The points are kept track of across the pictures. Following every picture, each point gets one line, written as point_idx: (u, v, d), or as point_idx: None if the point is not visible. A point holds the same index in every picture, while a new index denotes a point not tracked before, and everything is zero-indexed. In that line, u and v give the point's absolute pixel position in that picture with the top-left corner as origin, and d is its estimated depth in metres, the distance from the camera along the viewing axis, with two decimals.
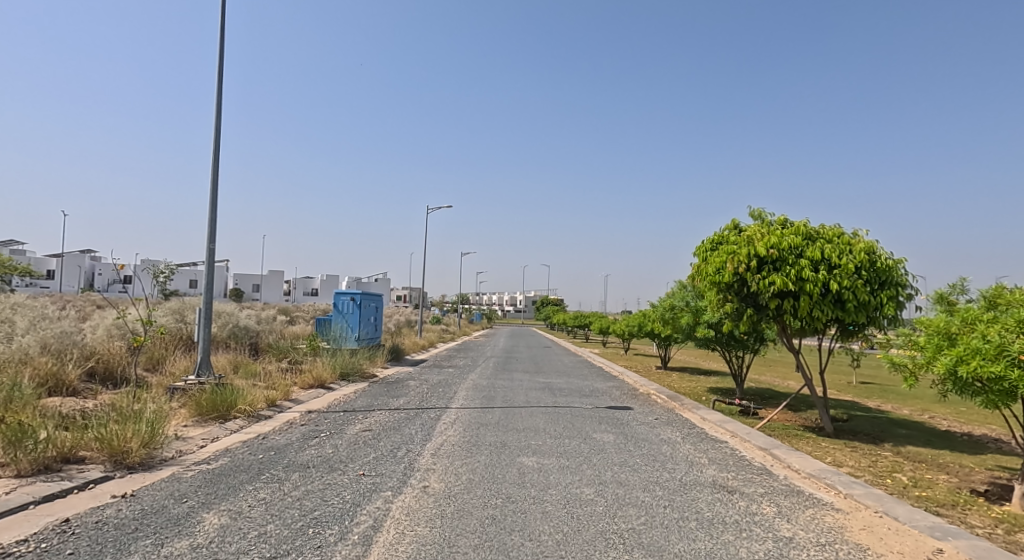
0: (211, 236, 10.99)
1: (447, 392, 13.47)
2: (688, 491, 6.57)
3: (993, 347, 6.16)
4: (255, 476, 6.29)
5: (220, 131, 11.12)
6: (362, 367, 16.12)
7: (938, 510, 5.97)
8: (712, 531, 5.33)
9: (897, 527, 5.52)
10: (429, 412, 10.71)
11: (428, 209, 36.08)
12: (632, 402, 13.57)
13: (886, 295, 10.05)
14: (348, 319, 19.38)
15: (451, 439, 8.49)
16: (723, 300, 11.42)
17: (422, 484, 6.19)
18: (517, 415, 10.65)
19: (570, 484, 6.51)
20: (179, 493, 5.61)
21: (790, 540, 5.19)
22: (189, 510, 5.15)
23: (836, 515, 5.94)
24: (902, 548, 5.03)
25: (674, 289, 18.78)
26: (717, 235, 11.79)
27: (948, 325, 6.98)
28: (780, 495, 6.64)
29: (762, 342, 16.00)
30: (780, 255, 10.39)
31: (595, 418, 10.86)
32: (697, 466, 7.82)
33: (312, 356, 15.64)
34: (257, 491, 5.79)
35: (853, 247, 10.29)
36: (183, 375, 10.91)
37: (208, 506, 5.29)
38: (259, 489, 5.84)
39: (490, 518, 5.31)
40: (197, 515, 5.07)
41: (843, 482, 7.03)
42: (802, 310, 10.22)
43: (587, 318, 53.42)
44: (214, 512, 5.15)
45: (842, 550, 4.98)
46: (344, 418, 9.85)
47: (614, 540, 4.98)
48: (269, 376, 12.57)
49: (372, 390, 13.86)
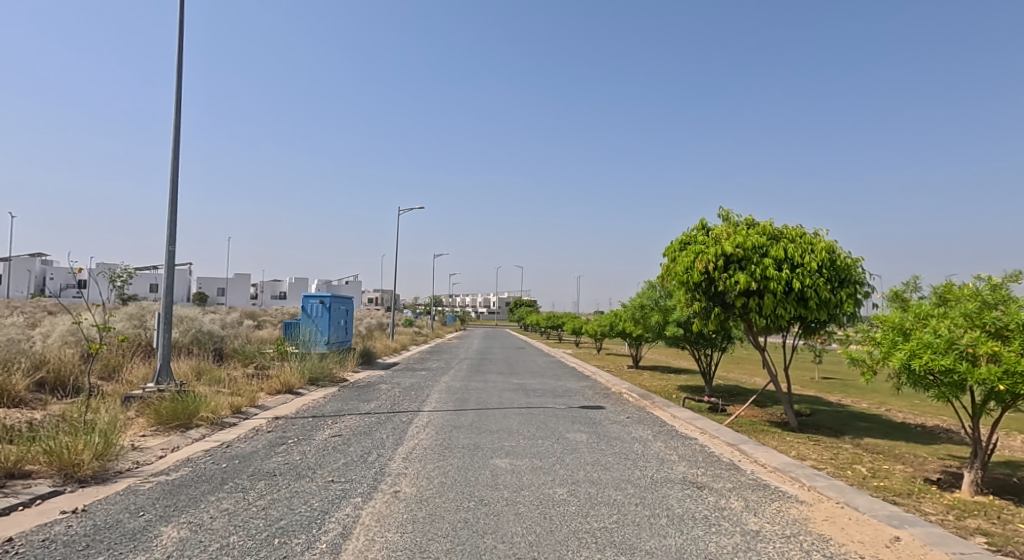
0: (170, 236, 10.81)
1: (420, 395, 13.47)
2: (659, 488, 6.71)
3: (942, 341, 6.37)
4: (217, 486, 6.22)
5: (179, 130, 10.93)
6: (331, 370, 16.03)
7: (895, 498, 6.21)
8: (683, 526, 5.48)
9: (858, 516, 5.74)
10: (401, 416, 10.69)
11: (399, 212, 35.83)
12: (604, 401, 13.72)
13: (845, 293, 10.41)
14: (316, 321, 19.29)
15: (423, 442, 8.53)
16: (691, 298, 11.61)
17: (393, 489, 6.22)
18: (490, 417, 10.73)
19: (544, 485, 6.59)
20: (135, 507, 5.53)
21: (757, 533, 5.35)
22: (147, 524, 5.09)
23: (800, 507, 6.14)
24: (862, 537, 5.23)
25: (643, 288, 19.10)
26: (686, 235, 12.05)
27: (902, 320, 7.17)
28: (747, 489, 6.83)
29: (729, 340, 16.33)
30: (746, 254, 10.66)
31: (568, 418, 10.99)
32: (669, 463, 7.98)
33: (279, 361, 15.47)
34: (219, 501, 5.74)
35: (815, 246, 10.63)
36: (139, 384, 10.70)
37: (166, 519, 5.23)
38: (221, 499, 5.79)
39: (463, 521, 5.36)
40: (155, 528, 5.01)
41: (807, 475, 7.27)
42: (767, 308, 10.48)
43: (559, 318, 53.95)
44: (172, 525, 5.10)
45: (806, 541, 5.17)
46: (313, 424, 9.78)
47: (587, 539, 5.08)
48: (234, 382, 12.41)
49: (342, 394, 13.85)
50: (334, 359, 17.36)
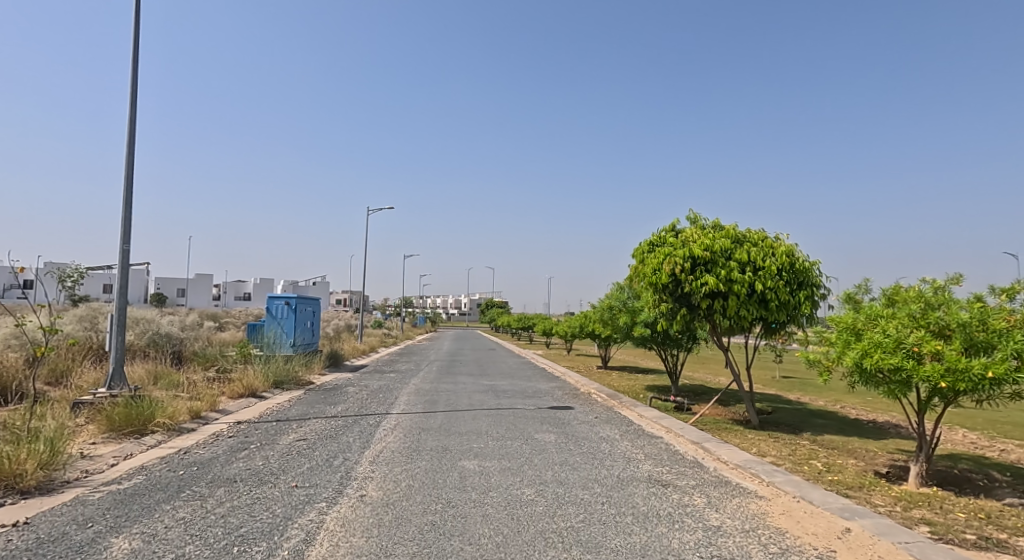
0: (125, 234, 10.62)
1: (388, 398, 13.46)
2: (625, 487, 6.88)
3: (891, 341, 6.68)
4: (173, 494, 6.18)
5: (134, 124, 10.74)
6: (296, 373, 15.90)
7: (847, 491, 6.49)
8: (647, 524, 5.65)
9: (812, 510, 5.99)
10: (368, 419, 10.69)
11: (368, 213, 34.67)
12: (573, 402, 13.91)
13: (803, 295, 10.80)
14: (282, 323, 19.10)
15: (390, 445, 8.58)
16: (658, 299, 11.87)
17: (359, 493, 6.26)
18: (459, 418, 10.80)
19: (512, 486, 6.70)
20: (83, 518, 5.47)
21: (718, 528, 5.55)
22: (96, 536, 5.04)
23: (759, 502, 6.37)
24: (816, 529, 5.47)
25: (612, 290, 19.39)
26: (655, 236, 12.30)
27: (855, 321, 7.48)
28: (710, 486, 7.05)
29: (695, 341, 16.71)
30: (711, 256, 10.94)
31: (537, 419, 11.12)
32: (635, 461, 8.18)
33: (242, 364, 15.27)
34: (175, 510, 5.71)
35: (776, 249, 10.98)
36: (89, 389, 10.48)
37: (117, 530, 5.19)
38: (177, 508, 5.76)
39: (430, 524, 5.44)
40: (105, 540, 4.96)
41: (766, 470, 7.53)
42: (730, 310, 10.79)
43: (529, 320, 54.19)
44: (123, 536, 5.07)
45: (764, 535, 5.39)
46: (276, 428, 9.72)
47: (554, 539, 5.20)
48: (193, 387, 12.23)
49: (308, 397, 13.75)
50: (300, 362, 17.19)
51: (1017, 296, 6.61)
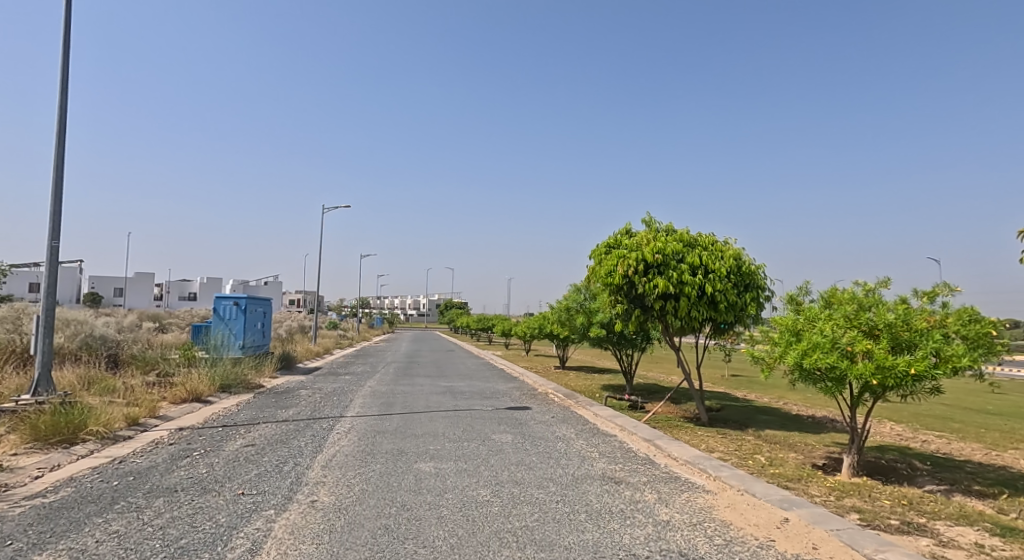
0: (54, 230, 10.32)
1: (342, 400, 13.39)
2: (579, 485, 7.08)
3: (827, 341, 7.07)
4: (105, 507, 6.08)
5: (64, 116, 10.43)
6: (245, 377, 15.64)
7: (787, 483, 6.85)
8: (600, 521, 5.85)
9: (755, 502, 6.31)
10: (321, 422, 10.64)
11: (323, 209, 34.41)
12: (530, 402, 14.11)
13: (749, 297, 11.28)
14: (231, 324, 18.79)
15: (344, 448, 8.59)
16: (614, 300, 12.14)
17: (311, 499, 6.28)
18: (416, 420, 10.86)
19: (467, 487, 6.82)
20: (2, 536, 5.32)
21: (667, 523, 5.79)
22: (18, 553, 4.93)
23: (706, 496, 6.66)
24: (757, 520, 5.76)
25: (569, 291, 19.71)
26: (611, 239, 12.61)
27: (796, 322, 7.87)
28: (660, 482, 7.32)
29: (649, 341, 17.14)
30: (664, 259, 11.28)
31: (494, 420, 11.27)
32: (589, 460, 8.40)
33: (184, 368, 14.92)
34: (107, 523, 5.63)
35: (724, 253, 11.41)
36: (13, 397, 10.08)
37: (43, 546, 5.08)
38: (110, 521, 5.67)
39: (383, 528, 5.52)
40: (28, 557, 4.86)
41: (713, 466, 7.85)
42: (682, 311, 11.15)
43: (488, 321, 54.29)
44: (49, 552, 4.97)
45: (709, 527, 5.65)
46: (221, 434, 9.60)
47: (508, 538, 5.35)
48: (129, 392, 11.92)
49: (257, 401, 13.56)
50: (248, 364, 16.87)
51: (937, 298, 7.09)
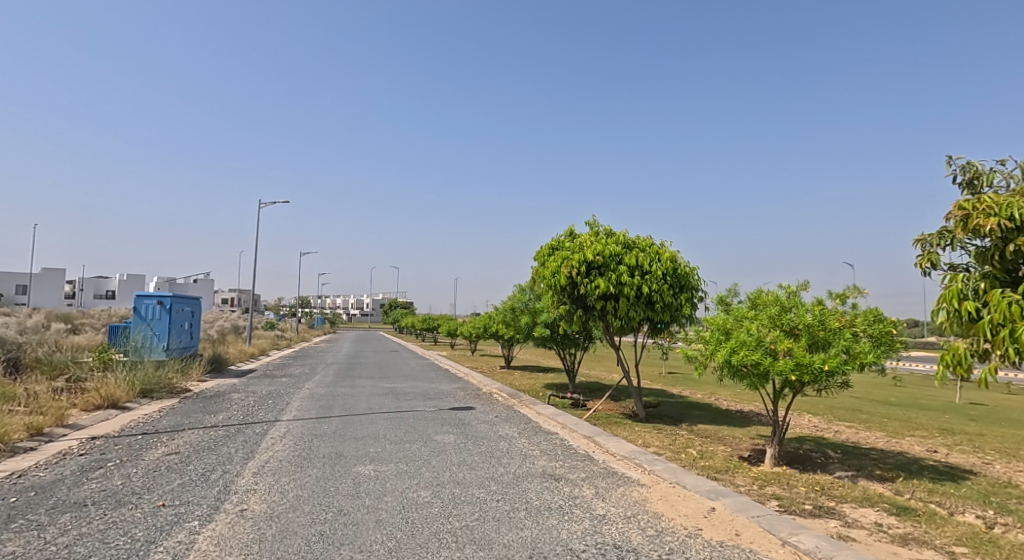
0: None
1: (278, 404, 13.18)
2: (520, 483, 7.29)
3: (752, 339, 7.52)
4: (3, 525, 5.81)
5: None
6: (168, 381, 15.12)
7: (716, 474, 7.26)
8: (539, 517, 6.07)
9: (685, 493, 6.66)
10: (254, 427, 10.47)
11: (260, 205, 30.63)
12: (474, 402, 14.25)
13: (684, 298, 11.79)
14: (153, 325, 18.01)
15: (279, 453, 8.53)
16: (558, 300, 12.44)
17: (239, 508, 6.24)
18: (356, 423, 10.84)
19: (408, 489, 6.92)
20: None
21: (603, 517, 6.05)
22: None
23: (641, 489, 6.98)
24: (687, 510, 6.11)
25: (514, 291, 19.95)
26: (555, 240, 12.90)
27: (725, 321, 8.31)
28: (598, 477, 7.61)
29: (591, 340, 17.57)
30: (604, 260, 11.64)
31: (437, 421, 11.35)
32: (530, 458, 8.62)
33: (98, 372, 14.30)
34: (4, 543, 5.38)
35: (662, 255, 11.86)
36: None
37: None
38: (8, 541, 5.43)
39: (318, 534, 5.57)
40: None
41: (648, 460, 8.21)
42: (621, 311, 11.52)
43: (434, 321, 54.03)
44: None
45: (642, 519, 5.95)
46: (140, 443, 9.31)
47: (447, 539, 5.50)
48: (35, 399, 11.31)
49: (181, 407, 13.14)
50: (173, 368, 16.32)
51: (847, 300, 7.65)
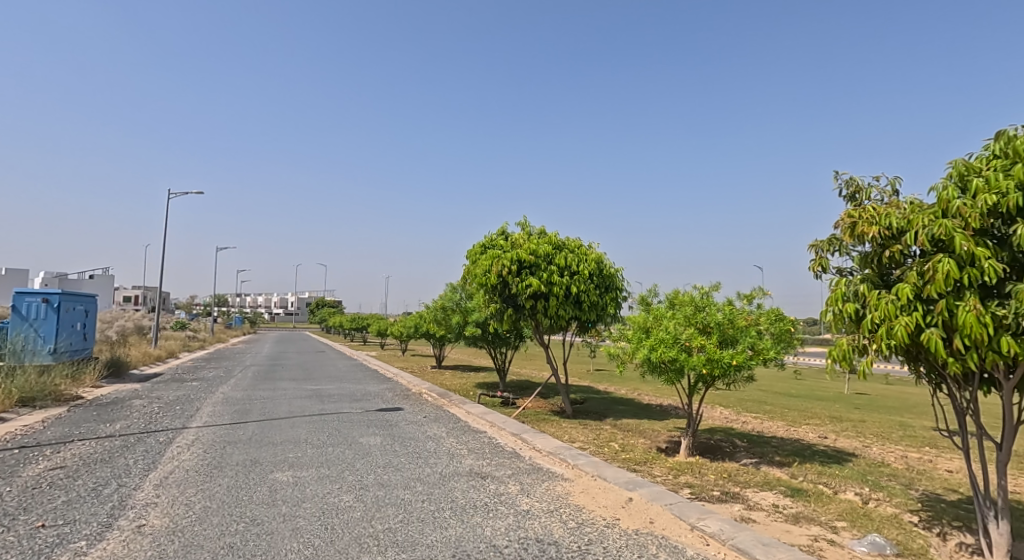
0: None
1: (184, 411, 12.67)
2: (447, 482, 7.40)
3: (670, 337, 7.94)
4: None
5: None
6: (53, 388, 14.17)
7: (634, 466, 7.63)
8: (464, 516, 6.21)
9: (605, 485, 6.98)
10: (156, 437, 10.05)
11: (170, 195, 28.29)
12: (403, 403, 14.23)
13: (608, 298, 12.24)
14: (38, 324, 16.88)
15: (185, 463, 8.27)
16: (488, 299, 12.61)
17: (136, 524, 6.00)
18: (275, 428, 10.63)
19: (328, 494, 6.90)
20: None
21: (527, 512, 6.27)
22: None
23: (564, 483, 7.25)
24: (606, 502, 6.41)
25: (445, 290, 19.98)
26: (487, 239, 13.07)
27: (646, 320, 8.72)
28: (524, 474, 7.83)
29: (520, 339, 17.86)
30: (535, 260, 11.90)
31: (363, 422, 11.28)
32: (458, 457, 8.74)
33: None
34: None
35: (589, 256, 12.25)
36: None
37: None
38: None
39: (227, 547, 5.47)
40: None
41: (571, 455, 8.51)
42: (550, 310, 11.82)
43: (363, 321, 53.02)
44: None
45: (564, 512, 6.21)
46: (23, 457, 8.70)
47: (369, 543, 5.55)
48: None
49: (70, 416, 12.35)
50: (60, 373, 15.31)
51: (754, 300, 8.19)
